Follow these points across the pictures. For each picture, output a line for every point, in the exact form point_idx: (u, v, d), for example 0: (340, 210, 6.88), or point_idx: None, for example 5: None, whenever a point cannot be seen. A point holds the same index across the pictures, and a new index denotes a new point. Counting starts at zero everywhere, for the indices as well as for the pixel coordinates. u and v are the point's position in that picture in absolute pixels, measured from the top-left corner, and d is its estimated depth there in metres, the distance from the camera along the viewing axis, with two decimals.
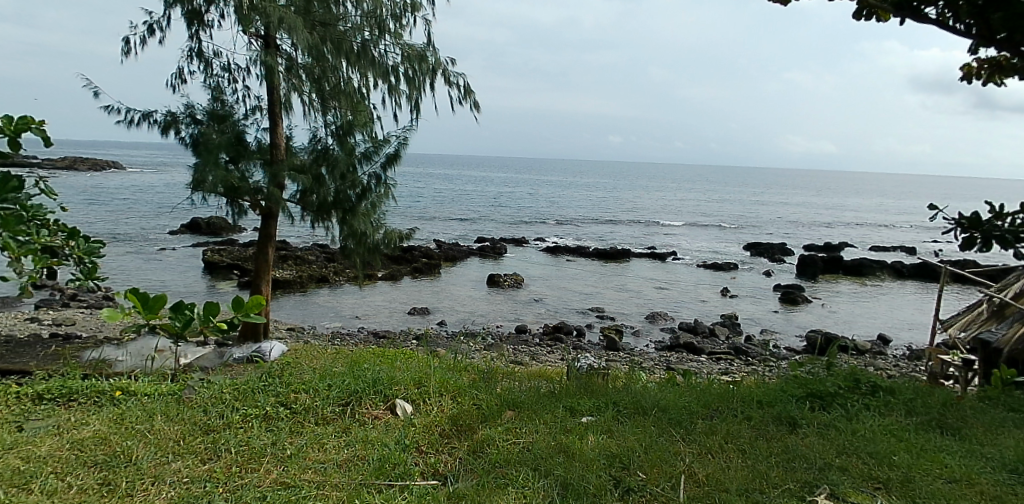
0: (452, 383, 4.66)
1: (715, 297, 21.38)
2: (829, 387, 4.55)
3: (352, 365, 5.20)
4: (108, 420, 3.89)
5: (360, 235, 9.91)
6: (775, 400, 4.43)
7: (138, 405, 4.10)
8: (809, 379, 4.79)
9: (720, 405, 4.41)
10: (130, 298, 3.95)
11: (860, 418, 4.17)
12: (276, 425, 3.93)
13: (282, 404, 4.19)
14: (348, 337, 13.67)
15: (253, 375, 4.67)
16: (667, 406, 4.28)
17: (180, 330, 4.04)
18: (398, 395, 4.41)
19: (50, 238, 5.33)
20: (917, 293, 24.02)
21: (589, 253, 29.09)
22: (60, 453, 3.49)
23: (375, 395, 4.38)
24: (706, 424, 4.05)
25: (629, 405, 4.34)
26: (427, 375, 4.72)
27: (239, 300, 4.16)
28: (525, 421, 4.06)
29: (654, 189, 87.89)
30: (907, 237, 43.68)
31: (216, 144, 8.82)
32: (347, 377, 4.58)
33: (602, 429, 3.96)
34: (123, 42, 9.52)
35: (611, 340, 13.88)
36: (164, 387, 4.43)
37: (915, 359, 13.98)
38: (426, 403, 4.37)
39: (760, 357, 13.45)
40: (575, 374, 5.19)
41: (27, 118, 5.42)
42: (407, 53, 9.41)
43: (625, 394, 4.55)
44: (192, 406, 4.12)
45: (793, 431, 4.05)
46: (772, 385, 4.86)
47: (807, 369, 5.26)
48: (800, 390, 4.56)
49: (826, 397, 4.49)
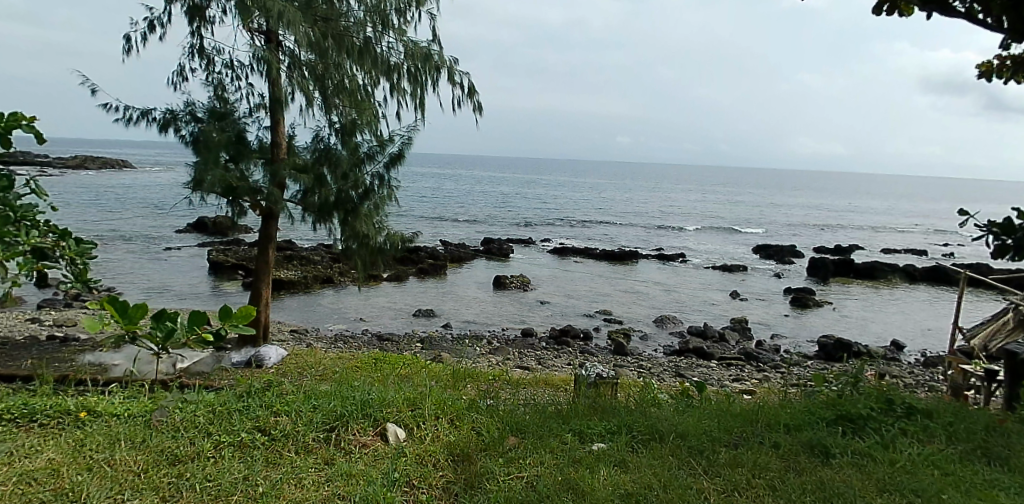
0: (451, 404, 4.37)
1: (725, 300, 21.12)
2: (861, 410, 4.25)
3: (345, 380, 4.91)
4: (65, 448, 3.63)
5: (362, 237, 9.67)
6: (801, 425, 4.14)
7: (103, 430, 3.83)
8: (839, 398, 4.50)
9: (741, 431, 4.12)
10: (107, 306, 3.68)
11: (896, 446, 3.88)
12: (251, 454, 3.66)
13: (260, 430, 3.91)
14: (351, 340, 13.48)
15: (234, 392, 4.38)
16: (685, 432, 3.99)
17: (161, 341, 3.75)
18: (390, 419, 4.13)
19: (40, 238, 5.02)
20: (930, 298, 23.66)
21: (596, 254, 28.91)
22: (4, 488, 3.24)
23: (364, 419, 4.10)
24: (729, 454, 3.78)
25: (643, 429, 4.06)
26: (426, 395, 4.44)
27: (227, 310, 3.88)
28: (530, 449, 3.80)
29: (661, 190, 87.69)
30: (917, 240, 43.28)
31: (216, 142, 8.64)
32: (335, 397, 4.31)
33: (615, 460, 3.70)
34: (123, 37, 9.35)
35: (619, 345, 13.63)
36: (136, 406, 4.14)
37: (931, 366, 13.69)
38: (422, 427, 4.10)
39: (772, 363, 13.15)
40: (584, 387, 4.92)
41: (17, 114, 5.21)
42: (411, 51, 9.20)
43: (641, 415, 4.27)
44: (161, 430, 3.85)
45: (824, 462, 3.77)
46: (798, 404, 4.57)
47: (832, 386, 4.96)
48: (829, 412, 4.28)
49: (857, 422, 4.19)
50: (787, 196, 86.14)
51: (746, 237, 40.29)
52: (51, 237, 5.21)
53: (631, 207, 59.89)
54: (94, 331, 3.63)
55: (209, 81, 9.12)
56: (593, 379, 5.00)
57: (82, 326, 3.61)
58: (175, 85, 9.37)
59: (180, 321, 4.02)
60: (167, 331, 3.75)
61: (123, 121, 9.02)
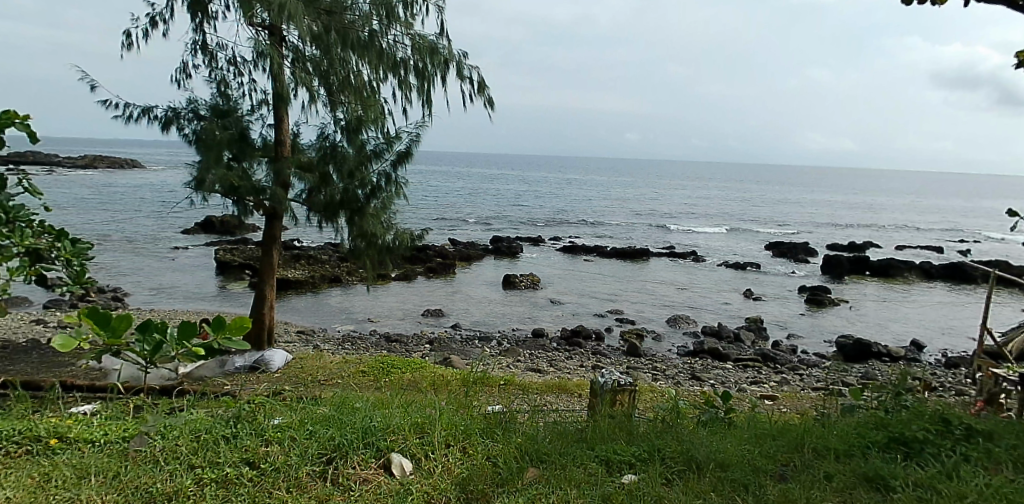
0: (462, 429, 3.92)
1: (739, 299, 20.81)
2: (917, 433, 3.70)
3: (347, 397, 4.54)
4: (27, 485, 3.25)
5: (370, 236, 9.42)
6: (848, 452, 3.67)
7: (75, 461, 3.44)
8: (889, 418, 4.02)
9: (786, 458, 3.69)
10: (87, 318, 3.23)
11: (961, 475, 3.34)
12: (235, 497, 3.23)
13: (248, 463, 3.48)
14: (359, 341, 13.25)
15: (222, 413, 3.95)
16: (726, 461, 3.54)
17: (147, 355, 3.31)
18: (395, 448, 3.67)
19: (33, 239, 4.62)
20: (950, 296, 23.20)
21: (608, 252, 28.63)
22: None
23: (366, 449, 3.64)
24: (779, 488, 3.32)
25: (677, 457, 3.63)
26: (435, 416, 3.99)
27: (219, 320, 3.40)
28: (552, 485, 3.40)
29: (673, 188, 87.11)
30: (937, 237, 42.39)
31: (218, 141, 8.42)
32: (331, 421, 3.83)
33: (650, 498, 3.25)
34: (125, 34, 9.16)
35: (633, 346, 13.33)
36: (115, 431, 3.74)
37: (952, 367, 13.31)
38: (432, 458, 3.66)
39: (789, 365, 12.78)
40: (602, 399, 4.59)
41: (9, 113, 4.99)
42: (418, 44, 8.95)
43: (672, 438, 3.84)
44: (138, 463, 3.45)
45: (884, 497, 3.28)
46: (840, 423, 4.15)
47: (872, 399, 4.56)
48: (880, 434, 3.78)
49: (913, 447, 3.66)
50: (801, 193, 84.98)
51: (759, 235, 39.73)
52: (47, 236, 4.80)
53: (641, 205, 59.47)
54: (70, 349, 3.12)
55: (212, 77, 8.90)
56: (610, 385, 4.65)
57: (55, 343, 3.04)
58: (177, 82, 9.17)
59: (172, 330, 3.61)
60: (153, 345, 3.32)
61: (123, 118, 8.82)
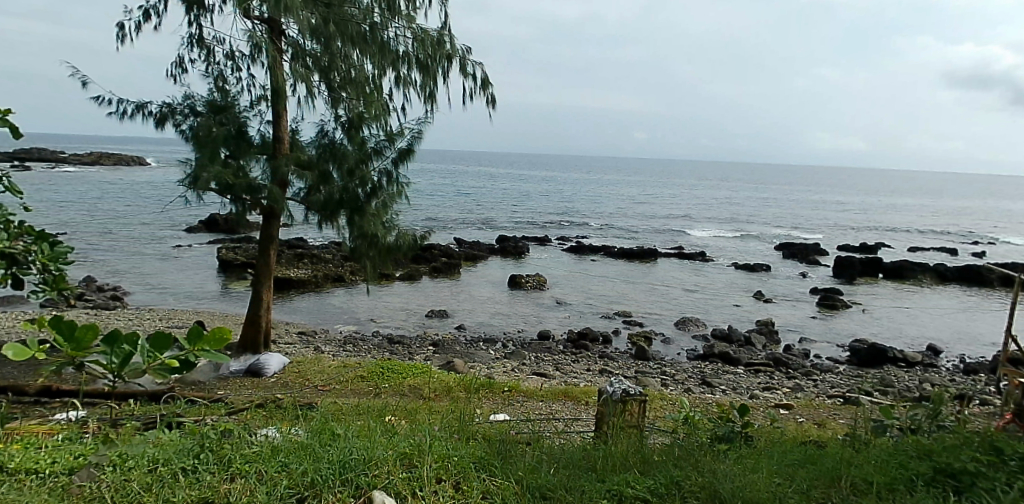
0: (456, 461, 3.52)
1: (749, 300, 20.52)
2: (967, 464, 3.31)
3: (335, 417, 4.21)
4: None
5: (371, 236, 9.13)
6: (891, 492, 3.28)
7: (10, 498, 2.92)
8: (932, 445, 3.64)
9: (821, 496, 3.31)
10: (48, 327, 2.93)
11: None
12: None
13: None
14: (361, 343, 12.99)
15: (183, 439, 3.46)
16: (754, 499, 3.17)
17: (115, 369, 3.04)
18: (378, 485, 3.24)
19: (7, 243, 4.32)
20: (966, 299, 22.83)
21: (615, 252, 28.37)
22: None
23: (344, 485, 3.23)
24: None
25: (699, 491, 3.29)
26: (427, 445, 3.59)
27: (196, 330, 3.08)
28: None
29: (681, 188, 86.62)
30: (950, 239, 42.01)
31: (215, 137, 8.21)
32: (304, 453, 3.39)
33: None
34: (120, 27, 8.94)
35: (642, 349, 13.05)
36: (65, 459, 3.26)
37: (972, 374, 12.97)
38: (419, 496, 3.23)
39: (802, 370, 12.50)
40: (608, 416, 4.30)
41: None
42: (419, 38, 8.67)
43: (692, 467, 3.51)
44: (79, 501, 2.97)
45: None
46: (874, 449, 3.81)
47: (910, 420, 4.18)
48: (923, 464, 3.43)
49: (962, 481, 3.29)
50: (811, 194, 84.62)
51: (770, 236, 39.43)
52: (24, 238, 4.48)
53: (649, 205, 59.14)
54: (25, 359, 2.78)
55: (209, 73, 8.71)
56: (619, 395, 4.34)
57: (9, 352, 2.74)
58: (172, 78, 8.96)
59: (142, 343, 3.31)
60: (123, 358, 3.05)
61: (119, 114, 8.63)
